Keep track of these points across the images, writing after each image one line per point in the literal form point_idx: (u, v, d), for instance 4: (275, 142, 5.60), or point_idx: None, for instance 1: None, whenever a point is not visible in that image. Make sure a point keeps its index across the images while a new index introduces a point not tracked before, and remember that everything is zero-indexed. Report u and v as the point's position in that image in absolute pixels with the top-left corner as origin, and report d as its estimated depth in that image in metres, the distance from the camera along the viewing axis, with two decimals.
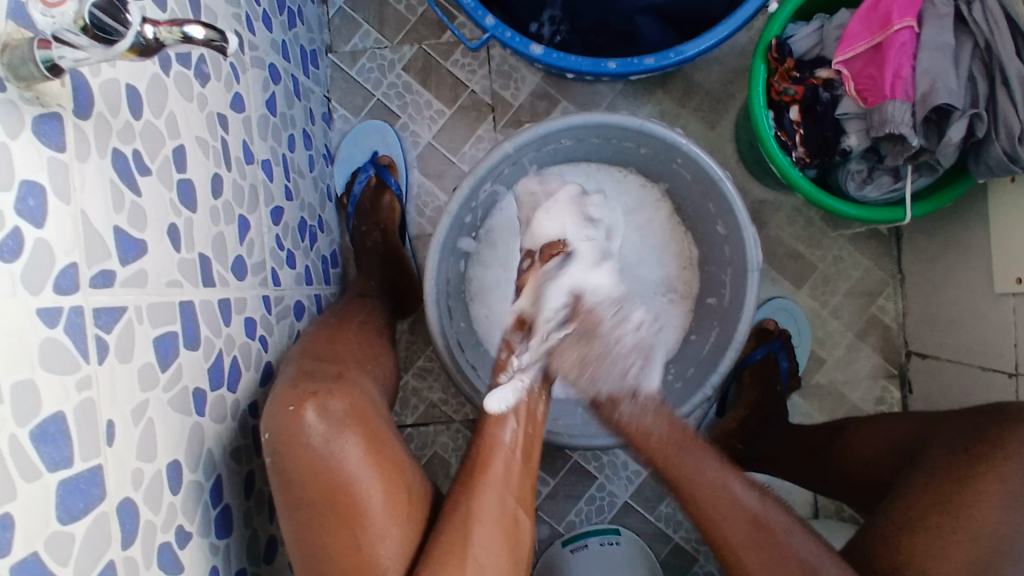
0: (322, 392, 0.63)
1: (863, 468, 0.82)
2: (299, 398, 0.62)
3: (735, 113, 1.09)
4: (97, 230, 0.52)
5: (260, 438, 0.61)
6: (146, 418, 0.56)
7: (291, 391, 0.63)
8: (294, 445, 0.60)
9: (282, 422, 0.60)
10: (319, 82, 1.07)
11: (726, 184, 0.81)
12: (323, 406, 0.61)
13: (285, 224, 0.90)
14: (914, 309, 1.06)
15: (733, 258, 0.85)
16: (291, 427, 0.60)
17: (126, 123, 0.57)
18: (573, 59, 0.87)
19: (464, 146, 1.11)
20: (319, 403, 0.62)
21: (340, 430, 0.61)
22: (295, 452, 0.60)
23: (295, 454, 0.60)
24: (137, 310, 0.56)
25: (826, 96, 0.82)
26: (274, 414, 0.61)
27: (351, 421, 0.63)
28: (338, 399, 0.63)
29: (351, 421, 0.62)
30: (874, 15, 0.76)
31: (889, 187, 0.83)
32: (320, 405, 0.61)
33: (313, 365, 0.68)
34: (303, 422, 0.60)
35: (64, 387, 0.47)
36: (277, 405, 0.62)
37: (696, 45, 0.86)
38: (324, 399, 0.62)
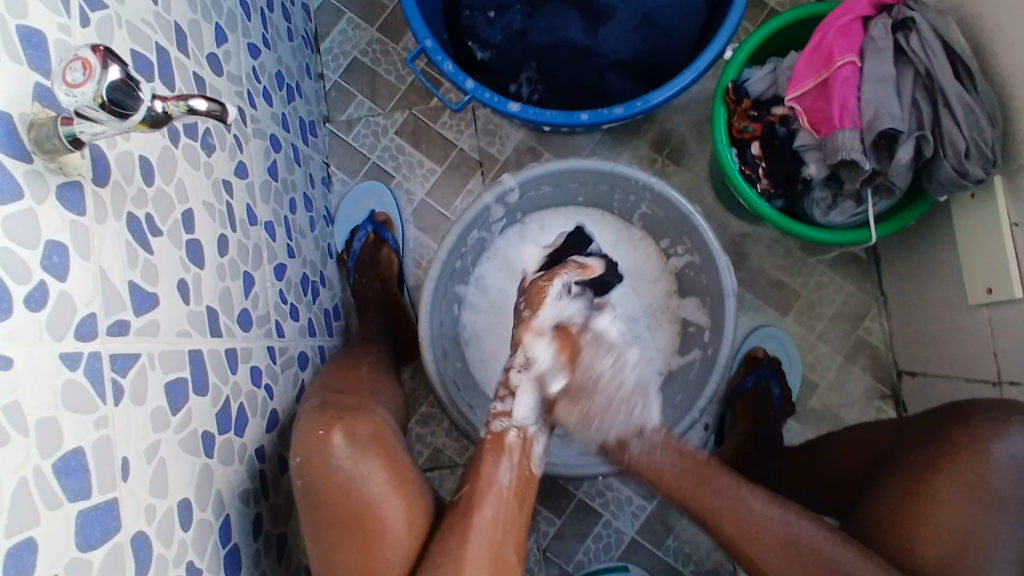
0: (347, 418, 0.69)
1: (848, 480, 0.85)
2: (327, 423, 0.67)
3: (708, 154, 1.16)
4: (113, 284, 0.57)
5: (291, 462, 0.67)
6: (158, 457, 0.60)
7: (317, 418, 0.68)
8: (319, 467, 0.66)
9: (310, 445, 0.66)
10: (318, 150, 1.15)
11: (695, 215, 0.86)
12: (349, 431, 0.67)
13: (287, 279, 0.95)
14: (899, 329, 1.09)
15: (711, 285, 0.89)
16: (319, 450, 0.66)
17: (140, 189, 0.64)
18: (549, 113, 0.95)
19: (456, 201, 1.18)
20: (344, 428, 0.68)
21: (364, 454, 0.67)
22: (323, 474, 0.66)
23: (322, 477, 0.65)
24: (150, 357, 0.61)
25: (782, 131, 0.88)
26: (302, 439, 0.67)
27: (373, 446, 0.68)
28: (363, 426, 0.69)
29: (373, 445, 0.68)
30: (817, 54, 0.81)
31: (853, 212, 0.87)
32: (346, 430, 0.67)
33: (334, 397, 0.73)
34: (331, 445, 0.66)
35: (84, 425, 0.51)
36: (304, 430, 0.68)
37: (661, 94, 0.93)
38: (347, 425, 0.68)
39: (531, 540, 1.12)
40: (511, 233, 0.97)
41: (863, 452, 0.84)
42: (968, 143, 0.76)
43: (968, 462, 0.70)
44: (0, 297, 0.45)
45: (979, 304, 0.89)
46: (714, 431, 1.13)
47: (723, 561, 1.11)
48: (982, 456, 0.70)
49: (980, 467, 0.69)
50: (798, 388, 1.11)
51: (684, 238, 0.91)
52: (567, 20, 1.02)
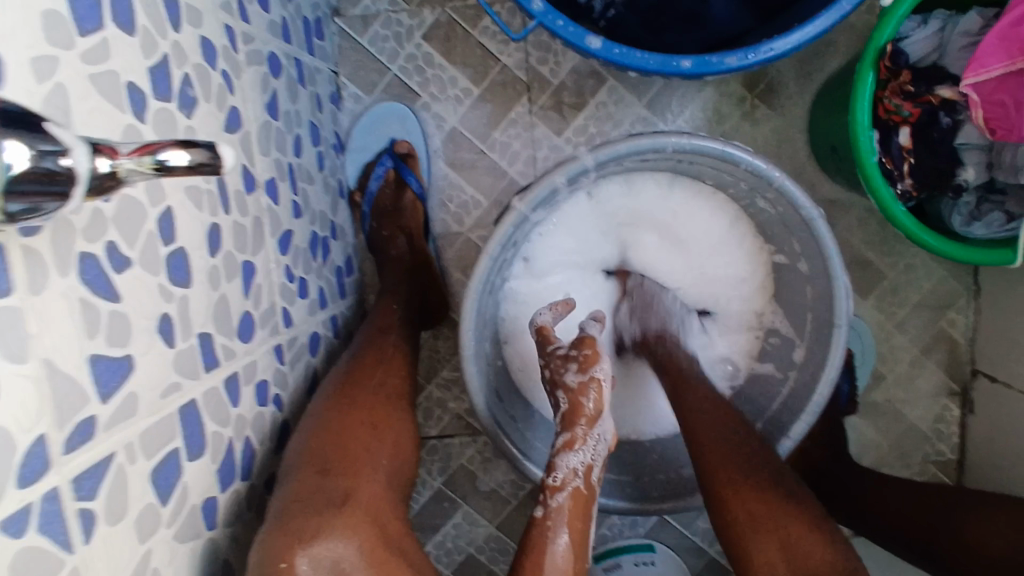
0: (318, 535, 0.50)
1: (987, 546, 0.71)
2: (289, 548, 0.49)
3: (813, 97, 0.93)
4: (67, 376, 0.40)
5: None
6: (150, 571, 0.47)
7: (277, 534, 0.50)
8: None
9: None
10: (325, 56, 0.90)
11: (816, 223, 0.68)
12: (319, 556, 0.49)
13: (294, 249, 0.77)
14: (994, 328, 0.96)
15: (816, 303, 0.73)
16: None
17: (94, 212, 0.44)
18: (639, 55, 0.71)
19: (493, 132, 0.96)
20: (313, 552, 0.49)
21: None
22: None
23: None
24: (129, 449, 0.46)
25: (946, 121, 0.68)
26: (259, 572, 0.49)
27: (356, 575, 0.50)
28: (339, 544, 0.50)
29: (355, 574, 0.50)
30: (1015, 35, 0.60)
31: (999, 226, 0.70)
32: (315, 557, 0.49)
33: (313, 485, 0.54)
34: None
35: None
36: (262, 555, 0.50)
37: (791, 42, 0.70)
38: (316, 545, 0.50)
39: None
40: (574, 204, 0.80)
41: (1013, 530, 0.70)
42: None
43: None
44: None
45: None
46: None
47: None
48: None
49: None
50: (864, 381, 1.00)
51: (795, 241, 0.73)
52: None
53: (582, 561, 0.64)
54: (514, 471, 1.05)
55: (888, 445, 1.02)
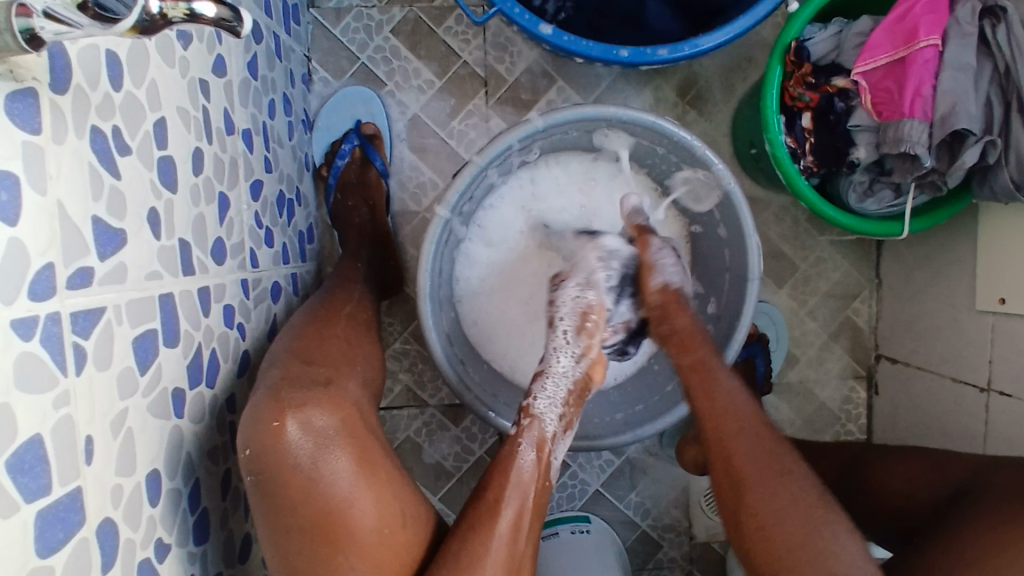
0: (309, 404, 0.58)
1: (896, 491, 0.80)
2: (281, 411, 0.56)
3: (733, 105, 1.06)
4: (74, 223, 0.46)
5: (240, 457, 0.56)
6: (125, 428, 0.51)
7: (268, 402, 0.57)
8: (279, 466, 0.56)
9: (261, 435, 0.56)
10: (300, 40, 0.99)
11: (732, 189, 0.78)
12: (308, 419, 0.57)
13: (263, 199, 0.83)
14: (888, 314, 1.09)
15: (733, 263, 0.83)
16: (274, 445, 0.55)
17: (105, 95, 0.50)
18: (583, 43, 0.83)
19: (452, 120, 1.05)
20: (303, 417, 0.57)
21: (327, 446, 0.57)
22: (279, 471, 0.56)
23: (278, 475, 0.56)
24: (117, 310, 0.50)
25: (841, 106, 0.79)
26: (252, 429, 0.56)
27: (339, 438, 0.58)
28: (325, 412, 0.58)
29: (338, 437, 0.58)
30: (898, 29, 0.72)
31: (890, 202, 0.82)
32: (304, 419, 0.57)
33: (300, 368, 0.63)
34: (287, 440, 0.56)
35: (42, 407, 0.41)
36: (254, 417, 0.56)
37: (714, 39, 0.82)
38: (306, 411, 0.57)
39: None
40: (521, 178, 0.89)
41: (916, 473, 0.79)
42: None
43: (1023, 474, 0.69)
44: None
45: (986, 311, 0.89)
46: None
47: (680, 518, 1.14)
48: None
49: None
50: (780, 363, 1.11)
51: (714, 209, 0.84)
52: None
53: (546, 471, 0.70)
54: (459, 443, 1.10)
55: (800, 422, 1.12)
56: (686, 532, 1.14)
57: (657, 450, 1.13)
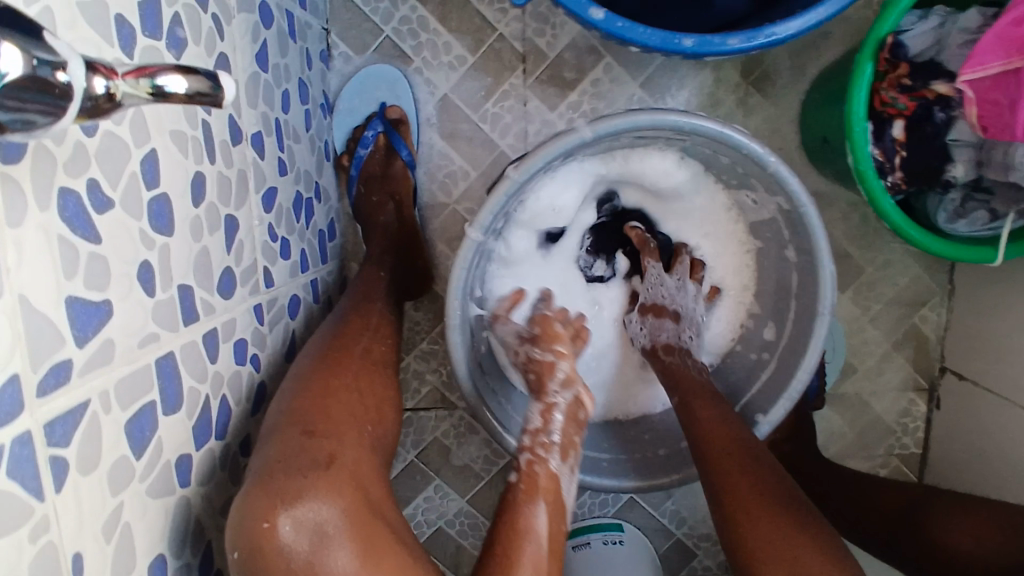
0: (303, 495, 0.51)
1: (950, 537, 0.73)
2: (271, 509, 0.50)
3: (806, 89, 0.93)
4: (43, 315, 0.38)
5: (231, 560, 0.50)
6: (123, 523, 0.45)
7: (261, 496, 0.51)
8: (270, 569, 0.49)
9: (250, 537, 0.49)
10: (317, 11, 0.87)
11: (811, 213, 0.68)
12: (300, 515, 0.49)
13: (278, 207, 0.75)
14: (963, 325, 0.98)
15: (802, 289, 0.73)
16: (265, 548, 0.49)
17: (77, 146, 0.42)
18: (643, 31, 0.71)
19: (486, 102, 0.94)
20: (296, 513, 0.50)
21: (324, 543, 0.49)
22: None
23: None
24: (104, 397, 0.44)
25: (940, 117, 0.67)
26: (242, 530, 0.50)
27: (340, 532, 0.50)
28: (320, 503, 0.51)
29: (338, 531, 0.50)
30: (1016, 30, 0.58)
31: (983, 224, 0.71)
32: (296, 516, 0.49)
33: (297, 445, 0.55)
34: (278, 542, 0.49)
35: (15, 544, 0.36)
36: (242, 516, 0.50)
37: (797, 26, 0.70)
38: (296, 503, 0.50)
39: None
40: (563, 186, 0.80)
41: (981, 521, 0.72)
42: None
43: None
44: None
45: None
46: None
47: None
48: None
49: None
50: (835, 374, 1.02)
51: (785, 229, 0.73)
52: None
53: (559, 526, 0.61)
54: (488, 446, 1.05)
55: (853, 435, 1.04)
56: None
57: None
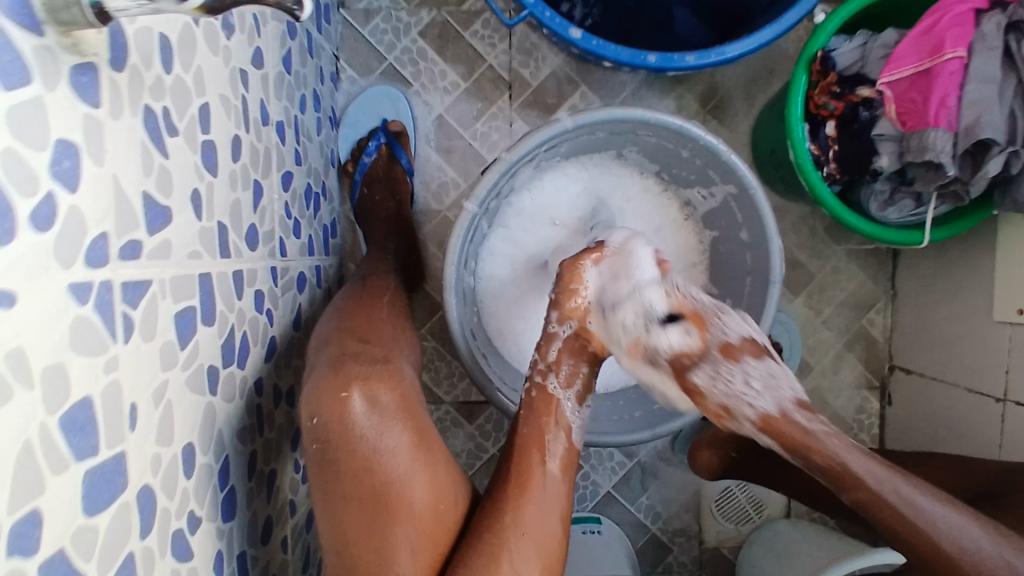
0: (372, 378, 0.60)
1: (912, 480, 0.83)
2: (345, 383, 0.59)
3: (753, 115, 1.08)
4: (127, 197, 0.47)
5: (306, 424, 0.59)
6: (164, 399, 0.52)
7: (332, 374, 0.60)
8: (338, 434, 0.58)
9: (327, 405, 0.58)
10: (330, 39, 1.01)
11: (757, 193, 0.79)
12: (373, 395, 0.59)
13: (292, 190, 0.85)
14: (903, 324, 1.09)
15: (754, 265, 0.84)
16: (339, 416, 0.57)
17: (157, 78, 0.52)
18: (612, 48, 0.85)
19: (476, 121, 1.07)
20: (368, 392, 0.59)
21: (388, 422, 0.59)
22: (343, 444, 0.58)
23: (343, 445, 0.58)
24: (161, 284, 0.52)
25: (865, 116, 0.80)
26: (318, 398, 0.58)
27: (398, 415, 0.60)
28: (386, 389, 0.60)
29: (397, 414, 0.60)
30: (926, 40, 0.73)
31: (910, 211, 0.82)
32: (369, 394, 0.59)
33: (356, 346, 0.65)
34: (351, 412, 0.58)
35: (94, 369, 0.43)
36: (319, 388, 0.59)
37: (741, 48, 0.84)
38: (370, 385, 0.60)
39: None
40: (543, 184, 0.91)
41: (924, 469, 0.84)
42: None
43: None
44: (3, 215, 0.36)
45: (1004, 321, 0.88)
46: None
47: (690, 523, 1.14)
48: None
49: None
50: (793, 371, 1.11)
51: (735, 215, 0.85)
52: None
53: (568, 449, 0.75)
54: (474, 440, 1.11)
55: None
56: (696, 537, 1.14)
57: (669, 454, 1.14)
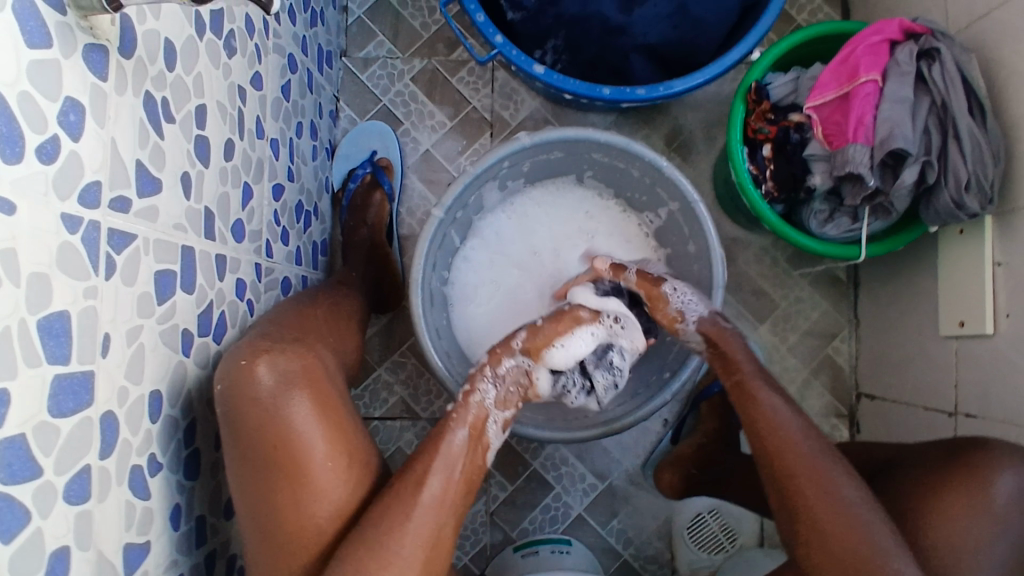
0: (275, 350, 0.65)
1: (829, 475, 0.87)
2: (252, 353, 0.63)
3: (715, 154, 1.17)
4: (122, 159, 0.56)
5: (215, 390, 0.63)
6: (138, 342, 0.59)
7: (245, 347, 0.64)
8: (242, 398, 0.62)
9: (233, 371, 0.62)
10: (330, 81, 1.13)
11: (699, 207, 0.87)
12: (275, 362, 0.63)
13: (283, 202, 0.94)
14: (867, 352, 1.12)
15: (702, 276, 0.91)
16: (243, 379, 0.62)
17: (160, 72, 0.61)
18: (572, 82, 0.96)
19: (461, 157, 1.17)
20: (271, 360, 0.63)
21: (289, 389, 0.63)
22: (246, 405, 0.62)
23: (244, 406, 0.62)
24: (146, 242, 0.59)
25: (796, 138, 0.90)
26: (227, 366, 0.63)
27: (301, 383, 0.64)
28: (290, 358, 0.65)
29: (300, 381, 0.64)
30: (844, 68, 0.83)
31: (847, 227, 0.89)
32: (272, 362, 0.63)
33: (276, 330, 0.70)
34: (254, 376, 0.62)
35: (74, 291, 0.50)
36: (231, 357, 0.63)
37: (686, 83, 0.95)
38: (276, 358, 0.64)
39: (480, 502, 1.14)
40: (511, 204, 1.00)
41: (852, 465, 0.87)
42: (970, 177, 0.77)
43: (970, 494, 0.71)
44: (15, 141, 0.44)
45: (949, 336, 0.93)
46: (673, 427, 1.16)
47: (662, 550, 1.14)
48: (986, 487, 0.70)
49: (985, 501, 0.70)
50: None
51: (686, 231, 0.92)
52: None
53: (472, 464, 0.74)
54: None
55: None
56: (668, 566, 1.14)
57: (641, 479, 1.16)
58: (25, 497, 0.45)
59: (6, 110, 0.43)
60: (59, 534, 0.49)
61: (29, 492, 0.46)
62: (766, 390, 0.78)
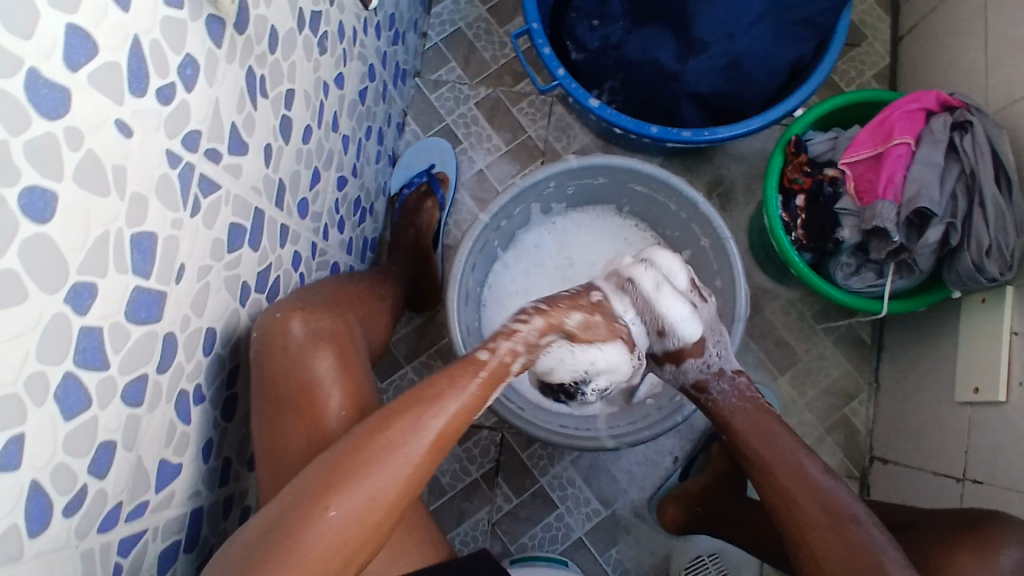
0: (309, 309, 0.75)
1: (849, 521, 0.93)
2: (288, 309, 0.74)
3: (752, 206, 1.22)
4: (221, 118, 0.64)
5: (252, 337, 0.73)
6: (205, 281, 0.65)
7: (286, 303, 0.75)
8: (275, 343, 0.72)
9: (271, 323, 0.72)
10: (402, 97, 1.23)
11: (730, 243, 0.92)
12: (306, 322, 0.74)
13: (344, 193, 1.02)
14: (884, 417, 1.13)
15: (724, 309, 0.95)
16: (279, 329, 0.72)
17: (263, 53, 0.70)
18: (623, 117, 1.03)
19: (512, 180, 1.25)
20: (303, 317, 0.74)
21: (316, 344, 0.73)
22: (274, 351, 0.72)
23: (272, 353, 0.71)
24: (227, 194, 0.67)
25: (829, 190, 0.94)
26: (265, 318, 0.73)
27: (326, 340, 0.75)
28: (319, 319, 0.76)
29: (325, 340, 0.74)
30: (879, 130, 0.88)
31: (872, 282, 0.92)
32: (304, 320, 0.74)
33: (317, 296, 0.81)
34: (288, 328, 0.72)
35: (163, 217, 0.57)
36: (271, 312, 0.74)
37: (729, 131, 1.01)
38: (308, 316, 0.75)
39: (483, 510, 1.17)
40: (553, 224, 1.07)
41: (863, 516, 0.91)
42: (992, 242, 0.80)
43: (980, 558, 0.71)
44: (141, 78, 0.52)
45: (964, 403, 0.94)
46: (681, 465, 1.18)
47: None
48: (988, 559, 0.71)
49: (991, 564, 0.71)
50: None
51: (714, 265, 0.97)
52: (661, 42, 1.09)
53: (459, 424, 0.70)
54: (459, 461, 1.18)
55: None
56: None
57: (645, 512, 1.17)
58: (90, 384, 0.51)
59: (139, 52, 0.51)
60: (111, 427, 0.54)
61: (94, 380, 0.51)
62: (775, 430, 0.81)
